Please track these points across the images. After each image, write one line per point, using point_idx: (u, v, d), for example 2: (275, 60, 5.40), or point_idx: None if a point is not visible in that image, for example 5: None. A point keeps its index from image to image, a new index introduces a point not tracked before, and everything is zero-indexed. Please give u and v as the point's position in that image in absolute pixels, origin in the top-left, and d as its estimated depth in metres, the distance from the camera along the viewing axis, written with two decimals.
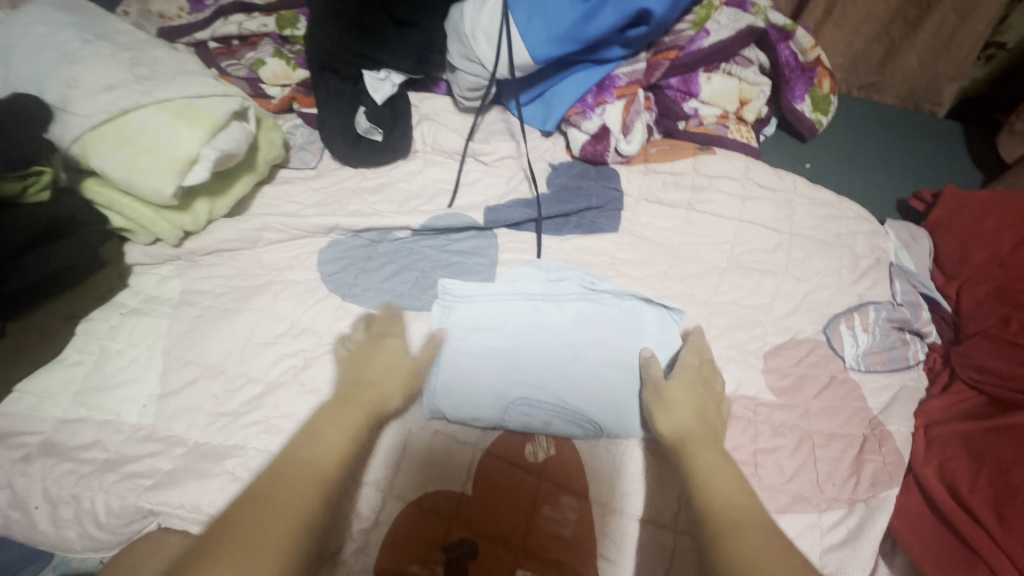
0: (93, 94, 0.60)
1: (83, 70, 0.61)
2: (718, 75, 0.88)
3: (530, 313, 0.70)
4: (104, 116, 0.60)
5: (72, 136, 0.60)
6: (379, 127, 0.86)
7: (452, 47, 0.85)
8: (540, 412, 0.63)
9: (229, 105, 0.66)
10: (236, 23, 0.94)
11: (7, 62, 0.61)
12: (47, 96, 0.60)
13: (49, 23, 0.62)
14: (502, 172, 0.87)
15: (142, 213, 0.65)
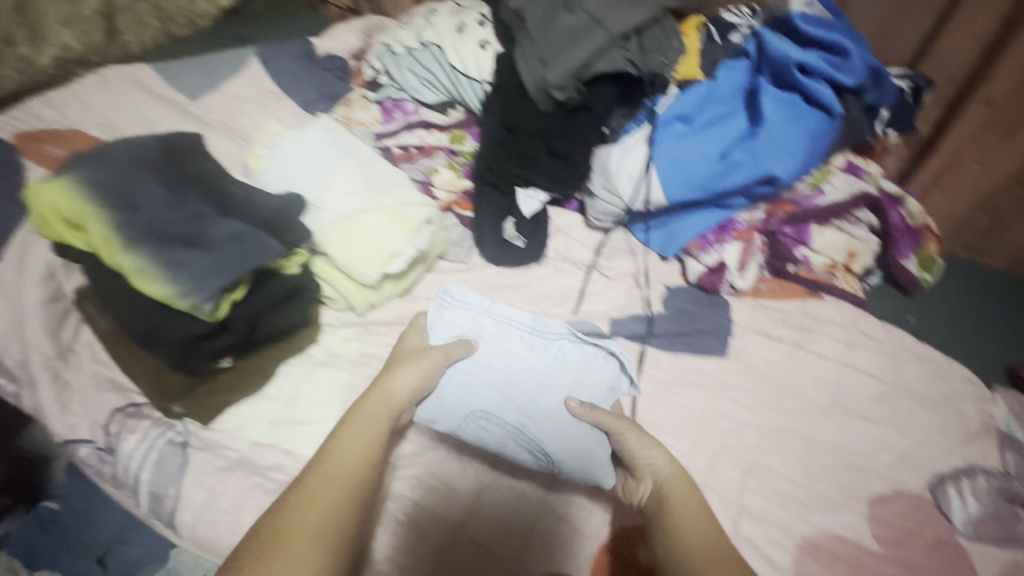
0: (339, 198, 0.80)
1: (335, 180, 0.81)
2: (830, 229, 0.98)
3: (516, 339, 0.79)
4: (344, 215, 0.79)
5: (316, 226, 0.78)
6: (523, 236, 1.01)
7: (595, 180, 1.01)
8: (494, 429, 0.74)
9: (427, 213, 0.83)
10: (419, 137, 1.17)
11: (284, 166, 0.82)
12: (307, 195, 0.79)
13: (316, 141, 0.84)
14: (622, 286, 0.99)
15: (347, 287, 0.81)
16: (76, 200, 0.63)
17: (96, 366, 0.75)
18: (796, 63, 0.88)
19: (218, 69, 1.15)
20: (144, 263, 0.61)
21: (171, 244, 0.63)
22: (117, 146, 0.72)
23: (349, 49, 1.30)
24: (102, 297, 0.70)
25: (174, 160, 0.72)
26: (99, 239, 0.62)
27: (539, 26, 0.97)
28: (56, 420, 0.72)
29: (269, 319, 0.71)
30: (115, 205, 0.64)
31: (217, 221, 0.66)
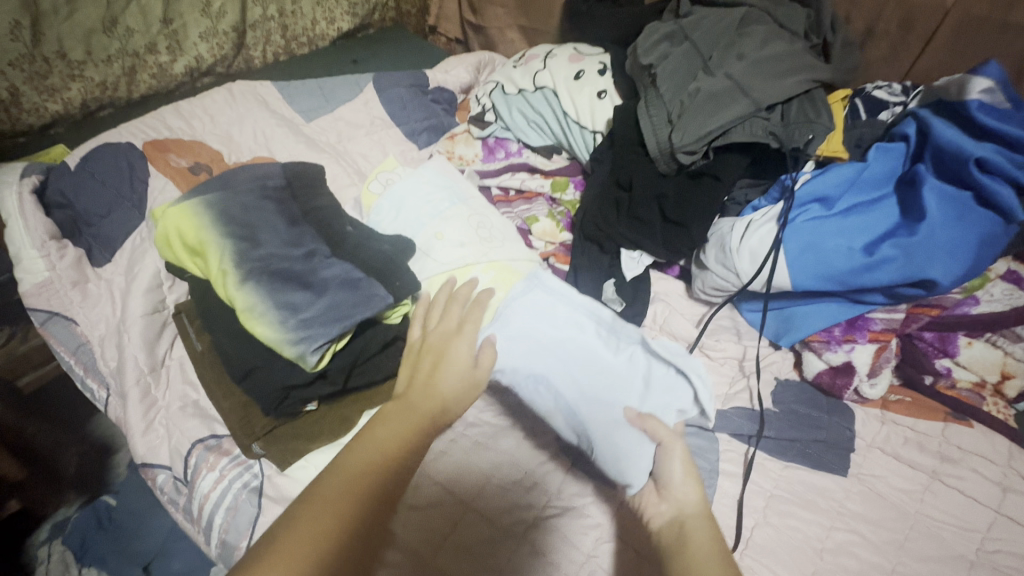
0: (449, 247, 0.79)
1: (447, 227, 0.80)
2: (981, 342, 0.86)
3: (592, 333, 0.74)
4: (453, 266, 0.78)
5: (425, 275, 0.78)
6: (621, 300, 0.95)
7: (709, 251, 0.93)
8: (546, 401, 0.72)
9: (533, 270, 0.81)
10: (521, 180, 1.12)
11: (399, 208, 0.83)
12: (419, 242, 0.80)
13: (433, 184, 0.84)
14: (725, 372, 0.91)
15: None
16: (203, 228, 0.68)
17: (185, 388, 0.74)
18: (975, 158, 0.77)
19: (334, 91, 1.16)
20: (256, 300, 0.64)
21: (281, 281, 0.65)
22: (245, 176, 0.77)
23: (458, 83, 1.30)
24: (207, 324, 0.71)
25: (296, 192, 0.76)
26: (219, 270, 0.66)
27: (671, 86, 0.93)
28: (139, 438, 0.70)
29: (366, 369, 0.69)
30: (236, 236, 0.67)
31: (328, 262, 0.68)
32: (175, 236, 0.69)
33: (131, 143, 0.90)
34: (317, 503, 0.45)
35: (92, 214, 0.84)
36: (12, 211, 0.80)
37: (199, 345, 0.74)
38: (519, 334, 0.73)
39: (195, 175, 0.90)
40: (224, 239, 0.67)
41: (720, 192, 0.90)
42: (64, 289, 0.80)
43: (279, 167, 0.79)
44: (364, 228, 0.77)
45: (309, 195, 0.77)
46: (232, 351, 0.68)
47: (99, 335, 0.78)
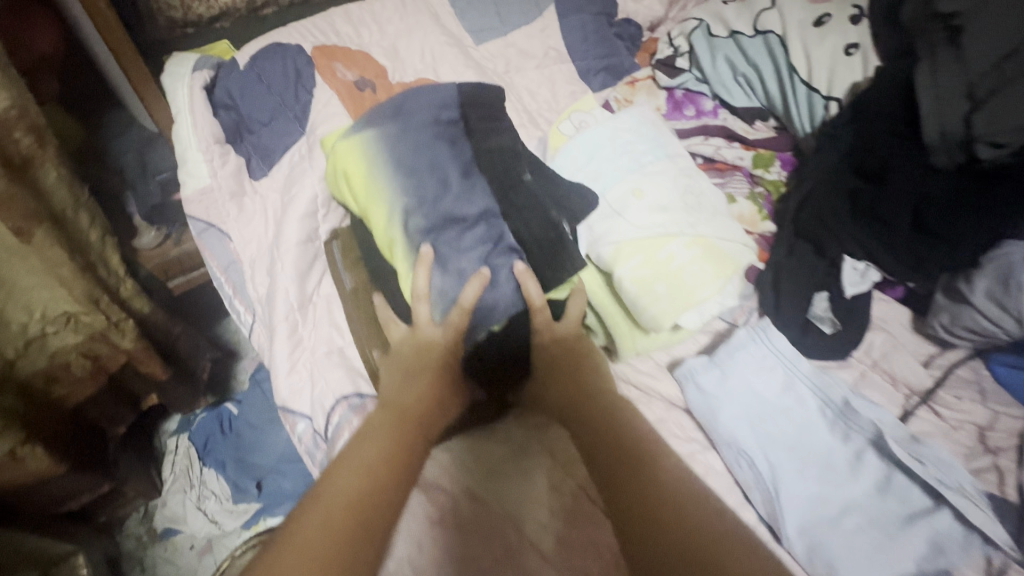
0: (649, 209, 0.67)
1: (650, 184, 0.68)
2: None
3: (812, 407, 0.61)
4: (651, 234, 0.65)
5: (615, 240, 0.65)
6: (836, 321, 0.75)
7: (979, 281, 0.69)
8: (746, 475, 0.58)
9: (743, 255, 0.68)
10: (715, 147, 0.91)
11: (593, 155, 0.71)
12: (612, 197, 0.68)
13: (635, 131, 0.72)
14: (961, 441, 0.69)
15: (619, 323, 0.67)
16: (372, 177, 0.62)
17: (331, 332, 0.67)
18: None
19: (510, 10, 0.99)
20: (427, 282, 0.59)
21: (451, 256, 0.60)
22: (413, 102, 0.66)
23: (649, 17, 1.08)
24: (377, 271, 0.66)
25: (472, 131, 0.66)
26: (386, 233, 0.62)
27: (983, 49, 0.68)
28: (282, 379, 0.65)
29: (503, 343, 0.62)
30: (402, 189, 0.61)
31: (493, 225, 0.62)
32: (343, 174, 0.65)
33: (300, 46, 0.81)
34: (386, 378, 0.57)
35: (255, 121, 0.76)
36: (182, 107, 0.76)
37: (357, 286, 0.66)
38: (710, 403, 0.62)
39: (362, 91, 0.79)
40: (397, 197, 0.61)
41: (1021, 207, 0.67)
42: (221, 200, 0.75)
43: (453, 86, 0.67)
44: (545, 171, 0.69)
45: (490, 141, 0.67)
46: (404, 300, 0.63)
47: (251, 255, 0.72)
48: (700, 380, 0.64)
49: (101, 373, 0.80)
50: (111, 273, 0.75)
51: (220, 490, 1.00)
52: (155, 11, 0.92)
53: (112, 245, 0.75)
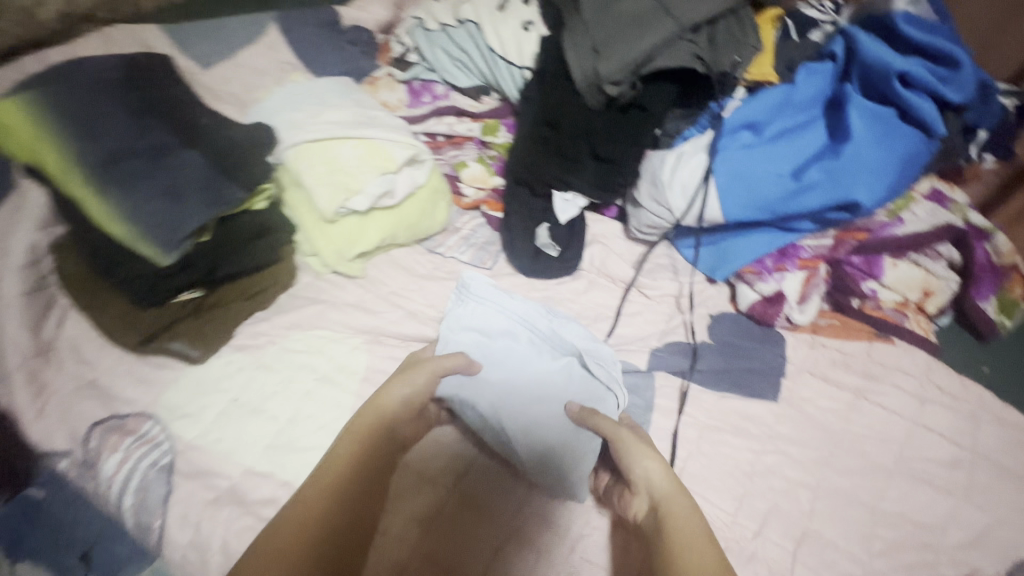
0: (322, 124, 0.79)
1: (329, 111, 0.81)
2: (905, 263, 0.87)
3: (524, 339, 0.76)
4: (322, 136, 0.77)
5: (291, 143, 0.76)
6: (557, 244, 0.92)
7: (642, 186, 0.89)
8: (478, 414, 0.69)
9: (409, 152, 0.81)
10: (448, 125, 1.05)
11: (293, 97, 0.84)
12: (294, 118, 0.79)
13: (330, 89, 0.86)
14: (662, 309, 0.89)
15: (314, 230, 0.78)
16: (42, 137, 0.61)
17: (79, 367, 0.68)
18: (899, 72, 0.76)
19: (232, 32, 1.03)
20: (113, 205, 0.61)
21: (148, 194, 0.62)
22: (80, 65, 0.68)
23: (377, 21, 1.19)
24: (117, 280, 0.65)
25: (174, 126, 0.69)
26: (56, 166, 0.61)
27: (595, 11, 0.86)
28: (32, 425, 0.64)
29: (235, 268, 0.71)
30: (69, 128, 0.62)
31: (178, 152, 0.66)
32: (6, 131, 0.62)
33: None
34: (193, 331, 0.70)
35: None
36: None
37: (109, 315, 0.68)
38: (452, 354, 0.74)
39: None
40: (60, 137, 0.61)
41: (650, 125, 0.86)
42: None
43: (128, 85, 0.68)
44: (222, 119, 0.73)
45: (204, 141, 0.69)
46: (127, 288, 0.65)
47: None
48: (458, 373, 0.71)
49: None
50: None
51: None
52: None
53: None
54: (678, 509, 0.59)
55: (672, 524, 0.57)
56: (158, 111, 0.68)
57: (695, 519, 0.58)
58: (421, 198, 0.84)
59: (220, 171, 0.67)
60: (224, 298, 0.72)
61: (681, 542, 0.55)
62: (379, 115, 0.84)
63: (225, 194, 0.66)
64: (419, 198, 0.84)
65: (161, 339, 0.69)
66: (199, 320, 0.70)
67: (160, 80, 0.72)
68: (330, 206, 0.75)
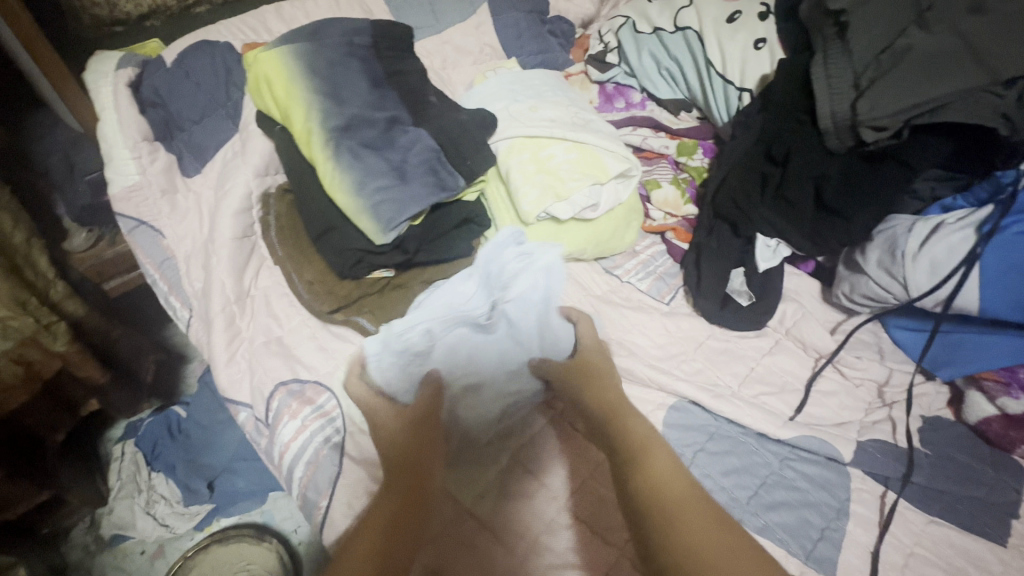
0: (538, 120, 0.74)
1: (545, 106, 0.76)
2: None
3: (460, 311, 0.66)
4: (538, 134, 0.73)
5: (507, 135, 0.73)
6: (751, 294, 0.81)
7: (872, 252, 0.76)
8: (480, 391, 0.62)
9: (622, 165, 0.74)
10: (642, 137, 0.97)
11: (509, 86, 0.80)
12: (511, 109, 0.76)
13: (547, 82, 0.82)
14: (862, 396, 0.77)
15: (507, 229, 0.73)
16: (296, 94, 0.62)
17: (268, 321, 0.68)
18: None
19: (445, 8, 1.02)
20: (344, 174, 0.60)
21: (378, 168, 0.61)
22: (333, 27, 0.67)
23: (580, 14, 1.13)
24: (327, 247, 0.65)
25: (410, 101, 0.68)
26: (303, 127, 0.62)
27: (866, 44, 0.74)
28: (222, 369, 0.66)
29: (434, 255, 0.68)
30: (320, 91, 0.62)
31: (408, 131, 0.64)
32: (265, 84, 0.64)
33: (229, 44, 0.81)
34: (380, 310, 0.68)
35: (185, 118, 0.77)
36: (108, 102, 0.77)
37: (309, 277, 0.68)
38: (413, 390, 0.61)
39: None
40: (310, 98, 0.62)
41: (907, 183, 0.73)
42: (152, 196, 0.76)
43: (374, 54, 0.68)
44: (448, 100, 0.71)
45: (432, 121, 0.67)
46: (334, 255, 0.65)
47: (185, 251, 0.73)
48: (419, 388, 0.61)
49: (35, 381, 0.79)
50: (40, 276, 0.75)
51: (170, 494, 0.98)
52: (79, 9, 0.90)
53: (39, 248, 0.75)
54: (637, 431, 0.49)
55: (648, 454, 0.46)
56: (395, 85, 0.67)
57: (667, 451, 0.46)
58: (619, 215, 0.78)
59: (445, 157, 0.64)
60: (412, 282, 0.70)
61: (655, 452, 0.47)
62: (592, 118, 0.79)
63: (449, 182, 0.63)
64: (617, 215, 0.78)
65: (348, 312, 0.67)
66: (388, 300, 0.69)
67: (398, 52, 0.70)
68: (534, 209, 0.71)
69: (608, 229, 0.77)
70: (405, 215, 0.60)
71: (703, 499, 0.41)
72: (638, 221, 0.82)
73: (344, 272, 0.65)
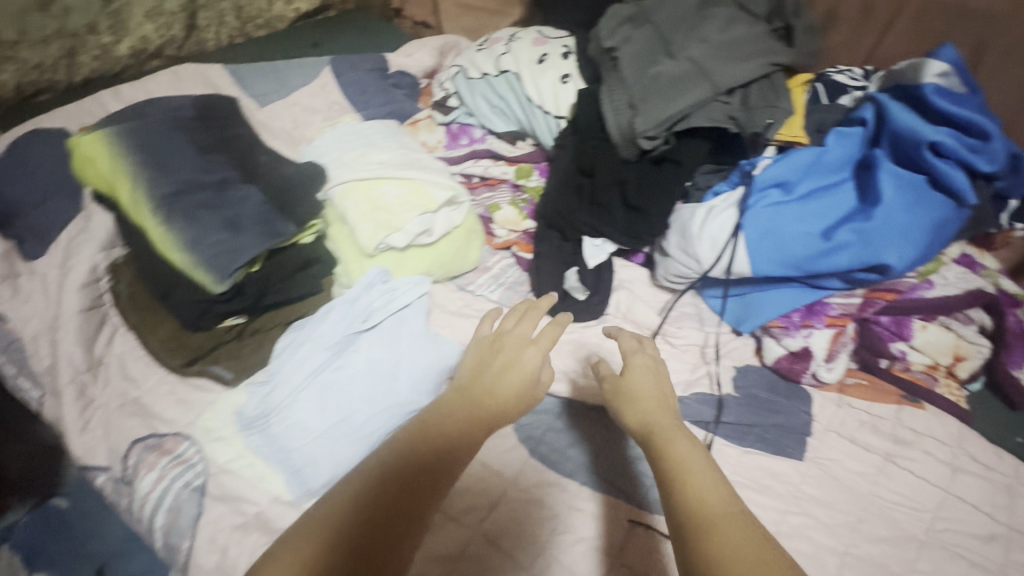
0: (369, 164, 0.84)
1: (375, 152, 0.86)
2: (935, 326, 0.86)
3: (322, 358, 0.71)
4: (368, 175, 0.81)
5: (340, 181, 0.81)
6: (585, 288, 0.94)
7: (671, 238, 0.92)
8: (341, 427, 0.67)
9: (448, 193, 0.84)
10: (484, 167, 1.10)
11: (344, 138, 0.89)
12: (344, 158, 0.84)
13: (378, 130, 0.92)
14: (685, 359, 0.90)
15: (351, 262, 0.80)
16: (121, 169, 0.67)
17: (124, 385, 0.71)
18: (928, 142, 0.77)
19: (289, 74, 1.11)
20: (177, 235, 0.66)
21: (210, 226, 0.67)
22: (156, 108, 0.74)
23: (421, 67, 1.26)
24: (170, 305, 0.69)
25: (238, 159, 0.74)
26: (130, 198, 0.67)
27: (632, 71, 0.90)
28: (76, 439, 0.68)
29: (282, 295, 0.74)
30: (145, 163, 0.68)
31: (237, 188, 0.71)
32: (90, 165, 0.69)
33: (66, 129, 0.85)
34: (235, 355, 0.72)
35: (21, 203, 0.79)
36: None
37: (158, 336, 0.71)
38: (273, 438, 0.66)
39: None
40: (133, 171, 0.67)
41: (682, 178, 0.89)
42: None
43: (199, 125, 0.75)
44: (278, 157, 0.78)
45: (261, 177, 0.74)
46: (178, 309, 0.69)
47: (31, 331, 0.74)
48: (277, 437, 0.66)
49: None
50: None
51: None
52: None
53: None
54: (681, 454, 0.54)
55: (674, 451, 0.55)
56: (221, 149, 0.73)
57: (711, 476, 0.52)
58: (458, 236, 0.88)
59: (274, 206, 0.71)
60: (266, 324, 0.75)
61: (683, 468, 0.53)
62: (421, 156, 0.89)
63: (280, 228, 0.69)
64: (456, 237, 0.88)
65: (203, 362, 0.72)
66: (244, 344, 0.73)
67: (225, 120, 0.78)
68: (372, 241, 0.79)
69: (449, 250, 0.87)
70: (237, 263, 0.66)
71: (735, 516, 0.47)
72: (479, 239, 0.93)
73: (191, 325, 0.70)
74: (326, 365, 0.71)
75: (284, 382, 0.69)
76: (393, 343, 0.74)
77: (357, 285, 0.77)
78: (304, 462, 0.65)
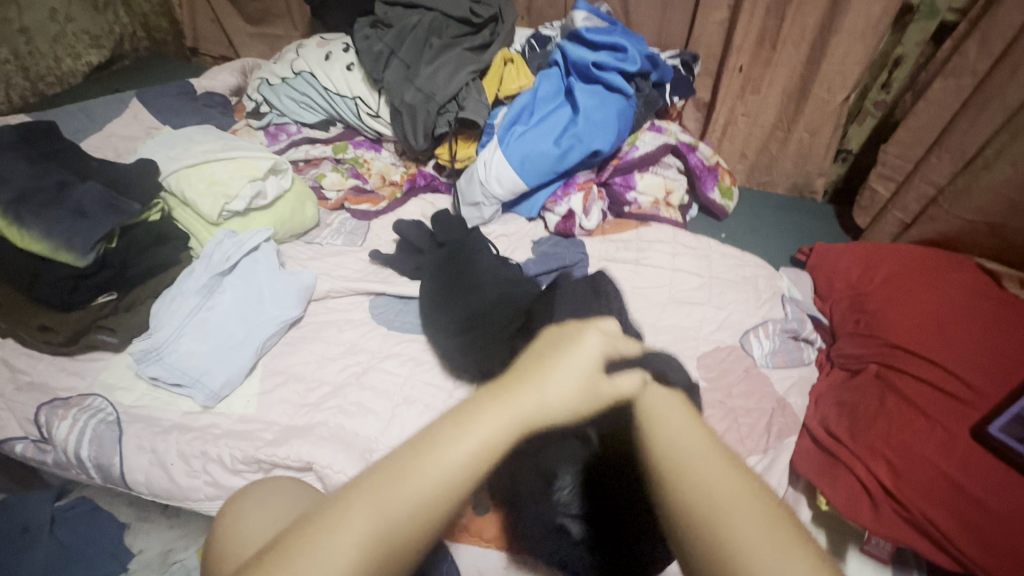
0: (193, 156, 1.01)
1: (196, 146, 1.03)
2: (648, 174, 1.26)
3: (192, 304, 0.86)
4: (195, 163, 0.99)
5: (171, 171, 0.97)
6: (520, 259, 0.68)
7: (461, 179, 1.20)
8: (227, 347, 0.84)
9: (269, 162, 1.04)
10: (304, 151, 1.31)
11: (168, 142, 1.05)
12: (171, 156, 1.01)
13: (197, 131, 1.09)
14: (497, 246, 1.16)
15: (201, 233, 0.98)
16: None
17: (14, 374, 0.82)
18: (592, 63, 1.16)
19: (99, 113, 1.23)
20: (29, 229, 0.79)
21: (58, 216, 0.80)
22: None
23: (226, 86, 1.43)
24: (38, 293, 0.80)
25: (71, 166, 0.88)
26: None
27: (426, 79, 1.18)
28: None
29: (144, 265, 0.88)
30: None
31: (76, 184, 0.84)
32: None
33: None
34: (114, 324, 0.85)
35: None
36: None
37: (31, 324, 0.81)
38: (167, 371, 0.81)
39: None
40: None
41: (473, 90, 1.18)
42: None
43: (22, 146, 0.87)
44: (110, 161, 0.93)
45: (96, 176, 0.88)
46: (44, 294, 0.80)
47: None
48: (172, 368, 0.81)
49: None
50: None
51: None
52: None
53: None
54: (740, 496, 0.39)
55: (665, 437, 0.43)
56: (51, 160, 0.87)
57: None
58: (292, 197, 1.08)
59: (115, 192, 0.85)
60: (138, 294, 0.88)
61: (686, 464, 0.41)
62: (240, 142, 1.07)
63: (120, 205, 0.84)
64: (289, 199, 1.07)
65: (87, 335, 0.84)
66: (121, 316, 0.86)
67: (50, 140, 0.91)
68: (213, 208, 0.96)
69: (286, 208, 1.06)
70: (92, 237, 0.80)
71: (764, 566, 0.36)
72: (312, 199, 1.13)
73: (65, 306, 0.81)
74: (199, 307, 0.87)
75: (164, 329, 0.84)
76: (252, 275, 0.92)
77: (210, 244, 0.94)
78: (202, 380, 0.81)
